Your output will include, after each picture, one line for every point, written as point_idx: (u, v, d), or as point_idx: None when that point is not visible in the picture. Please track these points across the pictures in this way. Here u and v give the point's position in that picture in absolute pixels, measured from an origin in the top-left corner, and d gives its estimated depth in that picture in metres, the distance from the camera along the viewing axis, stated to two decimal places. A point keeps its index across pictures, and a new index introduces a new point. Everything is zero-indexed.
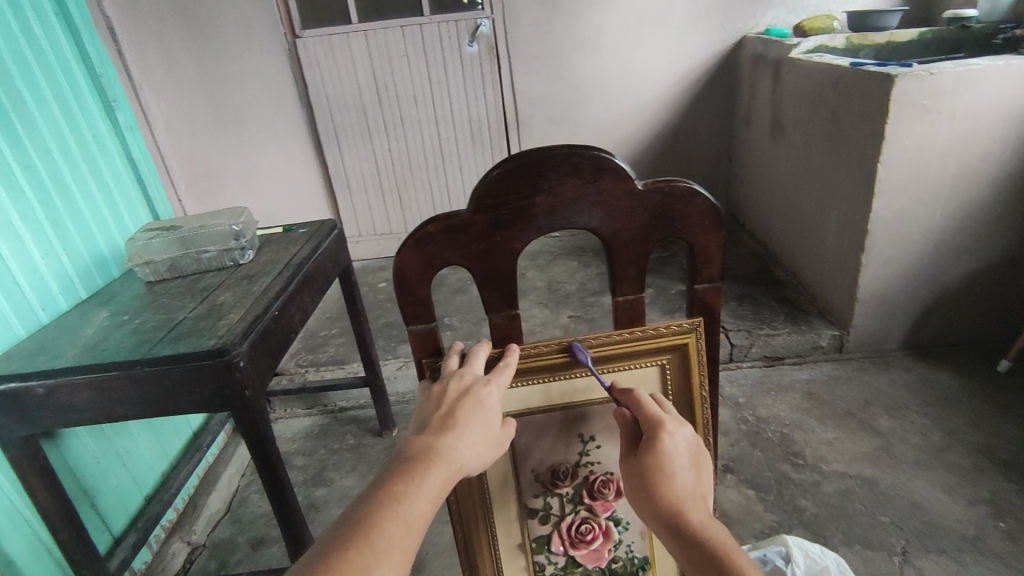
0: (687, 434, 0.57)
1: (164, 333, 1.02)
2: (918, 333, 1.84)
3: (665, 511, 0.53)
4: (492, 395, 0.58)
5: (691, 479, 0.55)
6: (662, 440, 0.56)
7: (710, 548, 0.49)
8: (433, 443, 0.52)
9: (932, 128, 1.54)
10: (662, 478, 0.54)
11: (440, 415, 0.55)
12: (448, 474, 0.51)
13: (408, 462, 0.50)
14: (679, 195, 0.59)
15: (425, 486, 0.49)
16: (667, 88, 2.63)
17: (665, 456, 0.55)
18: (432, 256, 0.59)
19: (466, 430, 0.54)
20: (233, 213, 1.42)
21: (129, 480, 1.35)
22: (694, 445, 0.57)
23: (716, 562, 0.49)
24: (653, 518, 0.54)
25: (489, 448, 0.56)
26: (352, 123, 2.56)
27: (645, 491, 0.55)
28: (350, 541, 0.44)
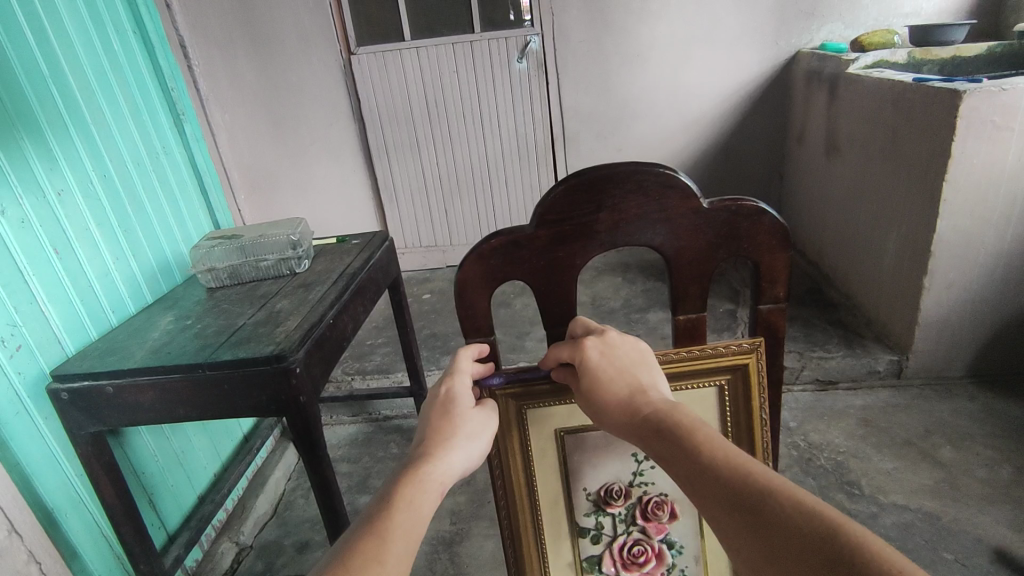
0: (622, 342, 0.59)
1: (224, 338, 1.06)
2: (986, 360, 1.74)
3: (624, 412, 0.54)
4: (456, 393, 0.59)
5: (638, 377, 0.56)
6: (589, 353, 0.58)
7: (668, 428, 0.50)
8: (405, 462, 0.53)
9: (1002, 146, 1.48)
10: (607, 386, 0.56)
11: (416, 439, 0.56)
12: (423, 478, 0.51)
13: (384, 489, 0.50)
14: (746, 214, 0.58)
15: (401, 497, 0.49)
16: (717, 104, 2.59)
17: (598, 369, 0.57)
18: (494, 270, 0.60)
19: (438, 436, 0.55)
20: (290, 223, 1.47)
21: (183, 478, 1.40)
22: (633, 347, 0.59)
23: (678, 438, 0.48)
24: (614, 426, 0.55)
25: (468, 442, 0.56)
26: (402, 137, 2.62)
27: (600, 404, 0.56)
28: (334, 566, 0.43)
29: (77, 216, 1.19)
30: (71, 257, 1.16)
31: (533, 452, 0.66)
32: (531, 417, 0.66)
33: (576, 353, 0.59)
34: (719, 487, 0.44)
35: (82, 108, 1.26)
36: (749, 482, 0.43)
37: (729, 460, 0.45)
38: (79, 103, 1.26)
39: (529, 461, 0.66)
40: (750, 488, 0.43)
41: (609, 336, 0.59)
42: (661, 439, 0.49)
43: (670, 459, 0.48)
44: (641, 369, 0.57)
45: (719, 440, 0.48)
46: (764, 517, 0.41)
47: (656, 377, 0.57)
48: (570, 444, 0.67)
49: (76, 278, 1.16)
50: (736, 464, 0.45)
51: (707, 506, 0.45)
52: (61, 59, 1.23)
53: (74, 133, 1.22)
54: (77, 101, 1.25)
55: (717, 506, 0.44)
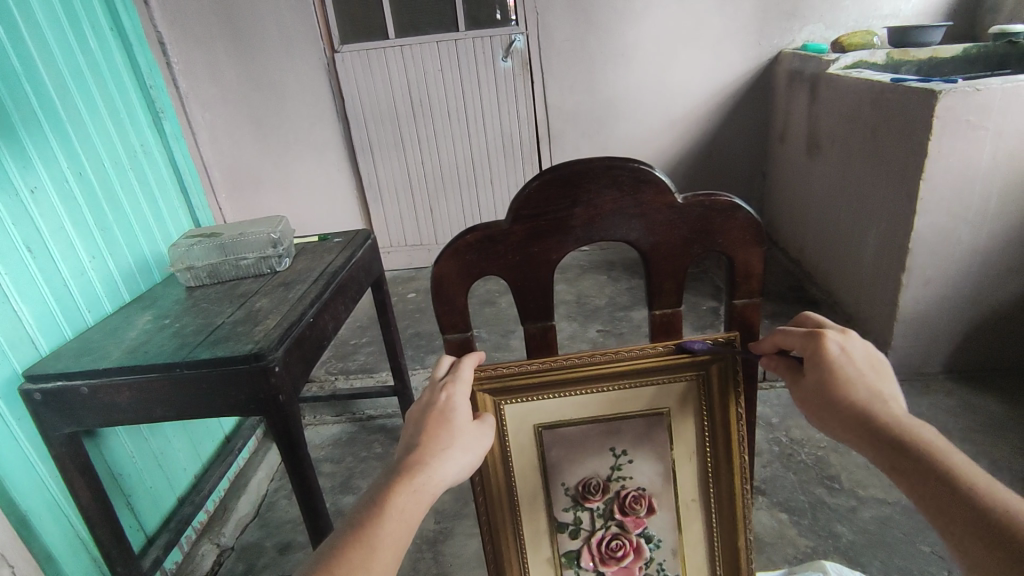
0: (856, 345, 0.55)
1: (203, 336, 1.05)
2: (961, 356, 1.77)
3: (854, 417, 0.51)
4: (454, 401, 0.58)
5: (872, 384, 0.53)
6: (828, 352, 0.55)
7: (916, 446, 0.47)
8: (395, 466, 0.53)
9: (976, 145, 1.50)
10: (842, 389, 0.53)
11: (406, 439, 0.56)
12: (413, 487, 0.50)
13: (372, 491, 0.51)
14: (720, 210, 0.58)
15: (388, 506, 0.49)
16: (700, 103, 2.61)
17: (840, 370, 0.54)
18: (470, 266, 0.60)
19: (431, 442, 0.55)
20: (272, 221, 1.45)
21: (163, 480, 1.38)
22: (869, 352, 0.55)
23: (926, 458, 0.46)
24: (841, 429, 0.53)
25: (460, 452, 0.56)
26: (386, 136, 2.61)
27: (830, 405, 0.53)
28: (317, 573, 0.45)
29: (52, 215, 1.17)
30: (45, 256, 1.14)
31: (511, 449, 0.66)
32: (508, 414, 0.65)
33: (815, 345, 0.56)
34: (970, 516, 0.43)
35: (57, 104, 1.24)
36: (1007, 517, 0.42)
37: (983, 492, 0.43)
38: (54, 99, 1.24)
39: (506, 458, 0.66)
40: (1012, 523, 0.41)
41: (842, 338, 0.56)
42: (903, 454, 0.47)
43: (910, 476, 0.47)
44: (880, 376, 0.54)
45: (966, 465, 0.45)
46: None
47: (893, 387, 0.53)
48: (548, 440, 0.66)
49: (51, 277, 1.14)
50: (985, 496, 0.43)
51: (950, 530, 0.44)
52: (34, 54, 1.21)
53: (47, 130, 1.20)
54: (51, 97, 1.23)
55: (966, 534, 0.43)
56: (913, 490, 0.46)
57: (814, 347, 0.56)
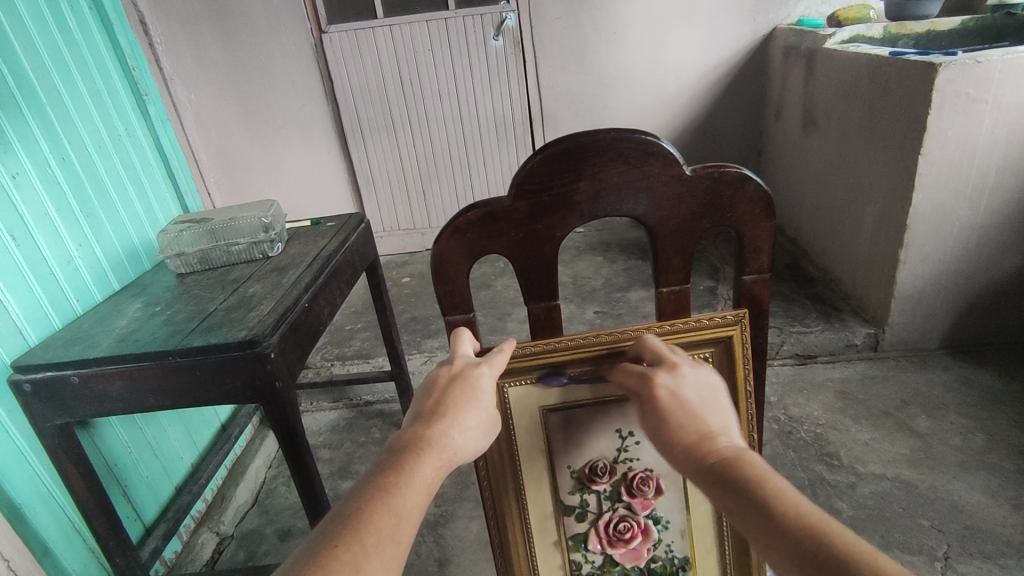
0: (692, 377, 0.54)
1: (196, 324, 1.03)
2: (959, 331, 1.77)
3: (682, 453, 0.50)
4: (484, 377, 0.57)
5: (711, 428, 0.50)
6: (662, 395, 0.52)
7: (731, 473, 0.46)
8: (425, 433, 0.51)
9: (977, 119, 1.49)
10: (674, 417, 0.51)
11: (431, 403, 0.54)
12: (439, 462, 0.50)
13: (398, 455, 0.50)
14: (730, 181, 0.56)
15: (416, 476, 0.49)
16: (694, 81, 2.58)
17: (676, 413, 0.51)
18: (471, 244, 0.58)
19: (459, 416, 0.54)
20: (262, 205, 1.43)
21: (159, 469, 1.37)
22: (705, 381, 0.53)
23: (740, 484, 0.45)
24: (676, 466, 0.50)
25: (482, 431, 0.55)
26: (377, 118, 2.57)
27: (662, 436, 0.51)
28: (343, 535, 0.44)
29: (35, 201, 1.13)
30: (30, 244, 1.10)
31: (515, 432, 0.64)
32: (512, 396, 0.63)
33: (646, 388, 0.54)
34: (775, 529, 0.41)
35: (37, 87, 1.20)
36: (811, 531, 0.40)
37: (800, 511, 0.42)
38: (33, 82, 1.20)
39: (511, 440, 0.64)
40: (813, 535, 0.40)
41: (676, 376, 0.54)
42: (718, 483, 0.46)
43: (727, 506, 0.45)
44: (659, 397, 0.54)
45: (784, 486, 0.44)
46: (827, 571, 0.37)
47: (728, 418, 0.51)
48: (554, 423, 0.64)
49: (37, 266, 1.11)
50: (797, 508, 0.42)
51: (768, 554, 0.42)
52: (11, 34, 1.16)
53: (28, 115, 1.16)
54: (30, 80, 1.19)
55: (781, 559, 0.41)
56: (736, 519, 0.44)
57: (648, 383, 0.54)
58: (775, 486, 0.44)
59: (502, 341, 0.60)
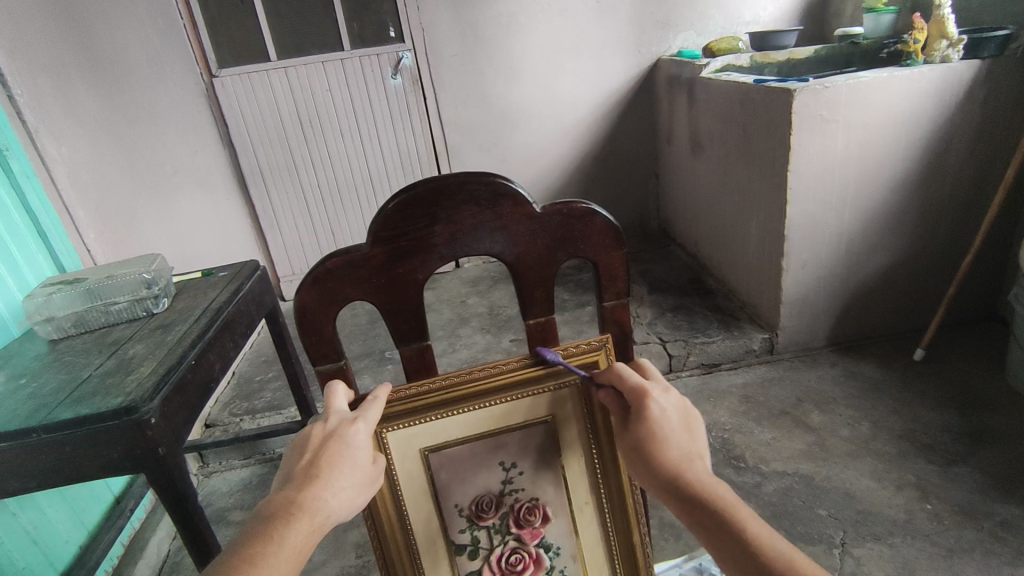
0: (672, 401, 0.57)
1: (66, 395, 0.95)
2: (841, 328, 1.92)
3: (663, 474, 0.52)
4: (359, 433, 0.57)
5: (683, 442, 0.54)
6: (650, 409, 0.55)
7: (708, 500, 0.49)
8: (296, 496, 0.50)
9: (831, 136, 1.65)
10: (653, 438, 0.54)
11: (303, 464, 0.53)
12: (311, 526, 0.49)
13: (266, 523, 0.48)
14: (578, 216, 0.59)
15: (284, 544, 0.47)
16: (590, 110, 2.71)
17: (653, 427, 0.54)
18: (333, 293, 0.58)
19: (333, 477, 0.53)
20: (146, 260, 1.36)
21: (40, 557, 1.24)
22: (681, 408, 0.56)
23: (718, 515, 0.48)
24: (655, 487, 0.52)
25: (357, 490, 0.54)
26: (277, 160, 2.52)
27: (645, 449, 0.54)
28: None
29: None
30: None
31: (397, 476, 0.64)
32: (391, 440, 0.63)
33: (641, 403, 0.56)
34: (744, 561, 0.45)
35: None
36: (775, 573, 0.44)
37: (768, 550, 0.45)
38: None
39: (393, 485, 0.64)
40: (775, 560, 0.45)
41: (659, 395, 0.56)
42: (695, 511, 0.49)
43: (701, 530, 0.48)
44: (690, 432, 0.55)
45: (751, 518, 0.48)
46: None
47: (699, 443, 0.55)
48: (435, 463, 0.64)
49: None
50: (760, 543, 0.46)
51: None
52: None
53: None
54: None
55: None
56: (707, 539, 0.48)
57: (637, 403, 0.56)
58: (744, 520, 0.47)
59: (373, 388, 0.61)
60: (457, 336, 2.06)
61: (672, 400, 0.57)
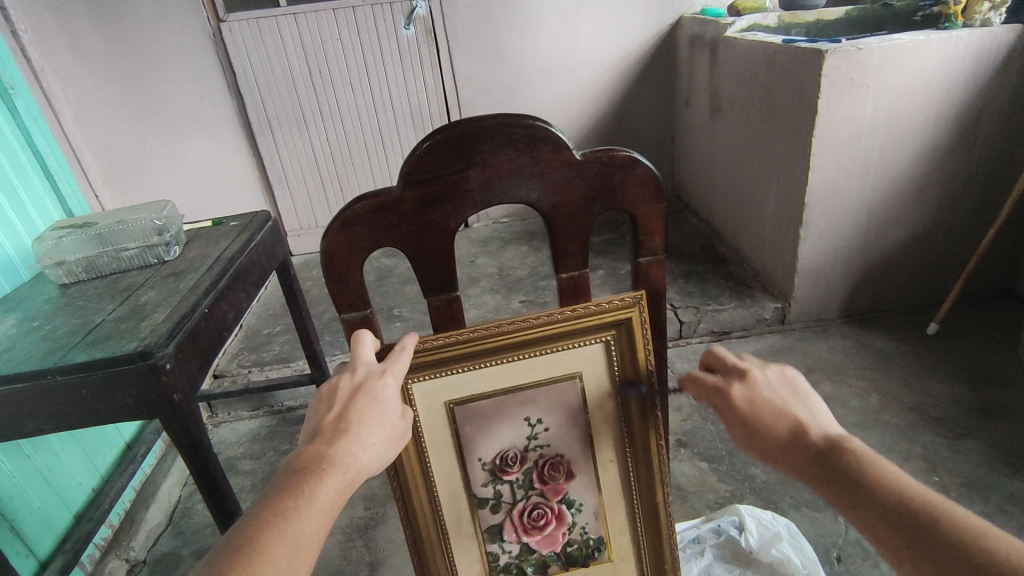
0: (769, 376, 0.60)
1: (79, 338, 0.94)
2: (855, 300, 1.90)
3: (787, 458, 0.55)
4: (389, 387, 0.55)
5: (794, 415, 0.56)
6: (737, 393, 0.59)
7: (843, 467, 0.51)
8: (325, 451, 0.49)
9: (860, 101, 1.59)
10: (772, 420, 0.57)
11: (332, 418, 0.52)
12: (341, 482, 0.49)
13: (297, 476, 0.48)
14: (619, 164, 0.56)
15: (316, 500, 0.47)
16: (607, 70, 2.63)
17: (754, 413, 0.58)
18: (362, 238, 0.55)
19: (362, 432, 0.52)
20: (156, 206, 1.33)
21: (54, 498, 1.26)
22: (780, 378, 0.59)
23: (855, 478, 0.50)
24: (785, 466, 0.55)
25: (385, 444, 0.54)
26: (286, 112, 2.46)
27: (757, 438, 0.57)
28: (233, 568, 0.41)
29: None
30: None
31: (421, 428, 0.63)
32: (417, 392, 0.62)
33: (728, 392, 0.60)
34: (903, 517, 0.47)
35: None
36: (937, 523, 0.46)
37: (916, 501, 0.47)
38: None
39: (418, 437, 0.63)
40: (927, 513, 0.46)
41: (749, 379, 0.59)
42: (842, 481, 0.51)
43: (852, 502, 0.50)
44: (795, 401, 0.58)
45: (897, 473, 0.50)
46: (928, 528, 0.46)
47: (812, 405, 0.57)
48: (460, 416, 0.63)
49: None
50: (913, 494, 0.48)
51: (899, 550, 0.47)
52: None
53: None
54: None
55: (921, 558, 0.46)
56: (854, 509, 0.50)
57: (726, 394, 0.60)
58: (889, 475, 0.50)
59: (401, 336, 0.58)
60: (466, 296, 2.04)
61: (774, 374, 0.60)
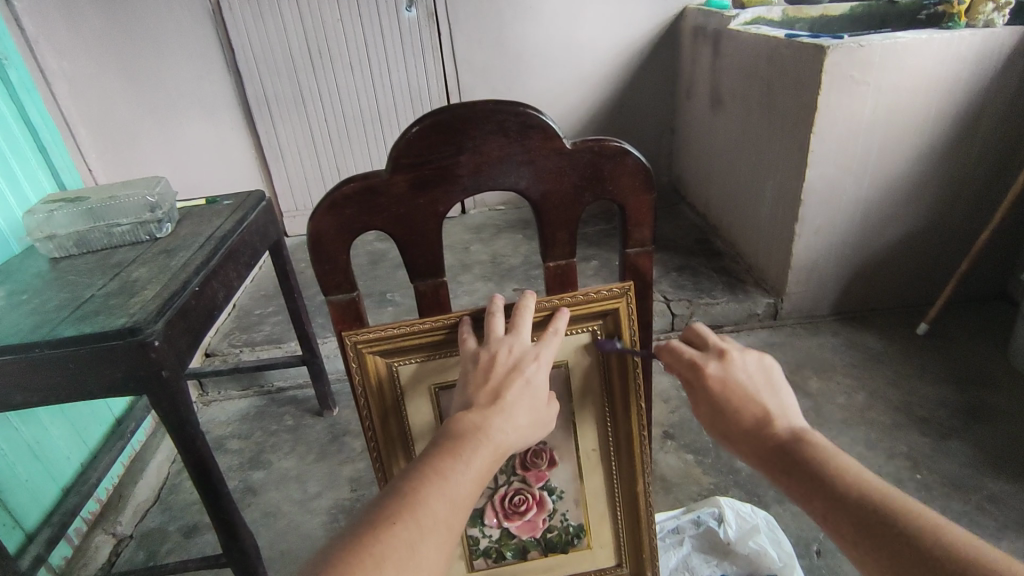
0: (749, 360, 0.61)
1: (68, 312, 0.94)
2: (847, 298, 1.91)
3: (752, 442, 0.57)
4: (540, 370, 0.56)
5: (767, 404, 0.58)
6: (709, 367, 0.61)
7: (805, 458, 0.53)
8: (478, 420, 0.51)
9: (860, 99, 1.59)
10: (741, 401, 0.59)
11: (488, 390, 0.53)
12: (493, 455, 0.50)
13: (455, 440, 0.50)
14: (609, 155, 0.56)
15: (472, 467, 0.48)
16: (609, 60, 2.61)
17: (727, 390, 0.60)
18: (351, 220, 0.56)
19: (512, 410, 0.52)
20: (149, 182, 1.33)
21: (42, 471, 1.26)
22: (758, 364, 0.61)
23: (815, 469, 0.52)
24: (746, 446, 0.58)
25: (535, 426, 0.54)
26: (284, 91, 2.44)
27: (724, 414, 0.59)
28: (397, 514, 0.44)
29: None
30: None
31: None
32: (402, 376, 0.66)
33: (700, 366, 0.61)
34: (857, 511, 0.48)
35: None
36: (890, 513, 0.47)
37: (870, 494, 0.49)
38: None
39: None
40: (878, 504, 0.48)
41: (727, 359, 0.61)
42: (803, 473, 0.53)
43: (808, 489, 0.52)
44: (772, 391, 0.59)
45: (858, 471, 0.51)
46: (874, 519, 0.47)
47: (784, 396, 0.59)
48: (443, 398, 0.68)
49: None
50: (869, 490, 0.49)
51: (846, 536, 0.49)
52: None
53: None
54: None
55: (864, 546, 0.48)
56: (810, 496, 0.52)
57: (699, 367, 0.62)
58: (850, 472, 0.51)
59: (558, 313, 0.61)
60: (460, 282, 2.05)
61: (752, 358, 0.61)
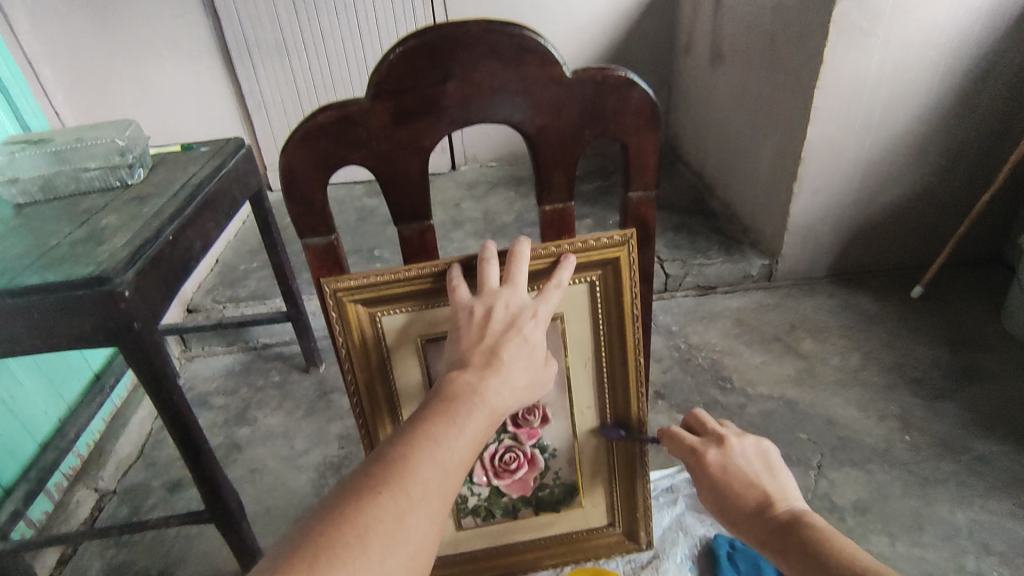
0: (748, 446, 0.68)
1: (32, 260, 0.89)
2: (843, 260, 1.89)
3: (751, 520, 0.62)
4: (537, 327, 0.52)
5: (767, 484, 0.64)
6: (711, 455, 0.67)
7: (801, 527, 0.59)
8: (474, 382, 0.47)
9: (868, 52, 1.52)
10: (741, 488, 0.64)
11: (484, 349, 0.49)
12: (489, 420, 0.47)
13: (448, 403, 0.46)
14: (614, 86, 0.51)
15: (465, 433, 0.45)
16: (607, 10, 2.50)
17: (730, 472, 0.66)
18: (327, 153, 0.50)
19: (510, 371, 0.49)
20: (119, 125, 1.25)
21: (18, 426, 1.23)
22: (759, 452, 0.68)
23: (808, 537, 0.57)
24: (746, 531, 0.63)
25: (535, 384, 0.51)
26: (265, 37, 2.32)
27: (725, 505, 0.65)
28: (386, 482, 0.42)
29: None
30: None
31: None
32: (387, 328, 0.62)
33: (701, 454, 0.68)
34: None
35: None
36: (878, 575, 0.52)
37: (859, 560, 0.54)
38: None
39: None
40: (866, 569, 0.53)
41: (731, 444, 0.68)
42: (799, 543, 0.58)
43: (799, 561, 0.57)
44: (773, 474, 0.65)
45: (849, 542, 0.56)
46: None
47: (783, 481, 0.65)
48: (431, 352, 0.64)
49: None
50: (858, 559, 0.54)
51: None
52: None
53: None
54: None
55: None
56: (801, 569, 0.57)
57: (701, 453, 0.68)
58: (842, 543, 0.56)
59: (562, 260, 0.56)
60: (450, 239, 1.99)
61: (749, 442, 0.69)
